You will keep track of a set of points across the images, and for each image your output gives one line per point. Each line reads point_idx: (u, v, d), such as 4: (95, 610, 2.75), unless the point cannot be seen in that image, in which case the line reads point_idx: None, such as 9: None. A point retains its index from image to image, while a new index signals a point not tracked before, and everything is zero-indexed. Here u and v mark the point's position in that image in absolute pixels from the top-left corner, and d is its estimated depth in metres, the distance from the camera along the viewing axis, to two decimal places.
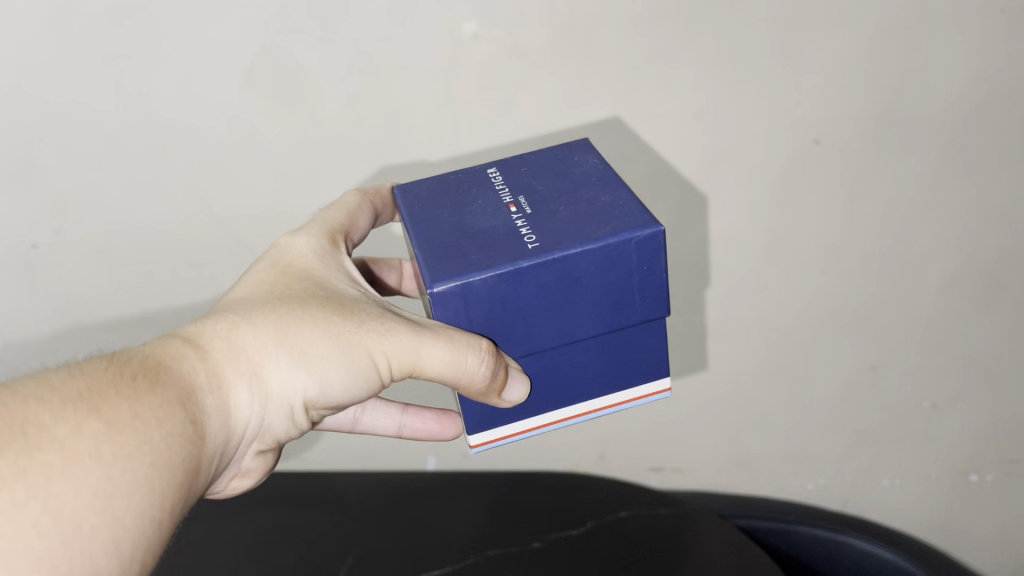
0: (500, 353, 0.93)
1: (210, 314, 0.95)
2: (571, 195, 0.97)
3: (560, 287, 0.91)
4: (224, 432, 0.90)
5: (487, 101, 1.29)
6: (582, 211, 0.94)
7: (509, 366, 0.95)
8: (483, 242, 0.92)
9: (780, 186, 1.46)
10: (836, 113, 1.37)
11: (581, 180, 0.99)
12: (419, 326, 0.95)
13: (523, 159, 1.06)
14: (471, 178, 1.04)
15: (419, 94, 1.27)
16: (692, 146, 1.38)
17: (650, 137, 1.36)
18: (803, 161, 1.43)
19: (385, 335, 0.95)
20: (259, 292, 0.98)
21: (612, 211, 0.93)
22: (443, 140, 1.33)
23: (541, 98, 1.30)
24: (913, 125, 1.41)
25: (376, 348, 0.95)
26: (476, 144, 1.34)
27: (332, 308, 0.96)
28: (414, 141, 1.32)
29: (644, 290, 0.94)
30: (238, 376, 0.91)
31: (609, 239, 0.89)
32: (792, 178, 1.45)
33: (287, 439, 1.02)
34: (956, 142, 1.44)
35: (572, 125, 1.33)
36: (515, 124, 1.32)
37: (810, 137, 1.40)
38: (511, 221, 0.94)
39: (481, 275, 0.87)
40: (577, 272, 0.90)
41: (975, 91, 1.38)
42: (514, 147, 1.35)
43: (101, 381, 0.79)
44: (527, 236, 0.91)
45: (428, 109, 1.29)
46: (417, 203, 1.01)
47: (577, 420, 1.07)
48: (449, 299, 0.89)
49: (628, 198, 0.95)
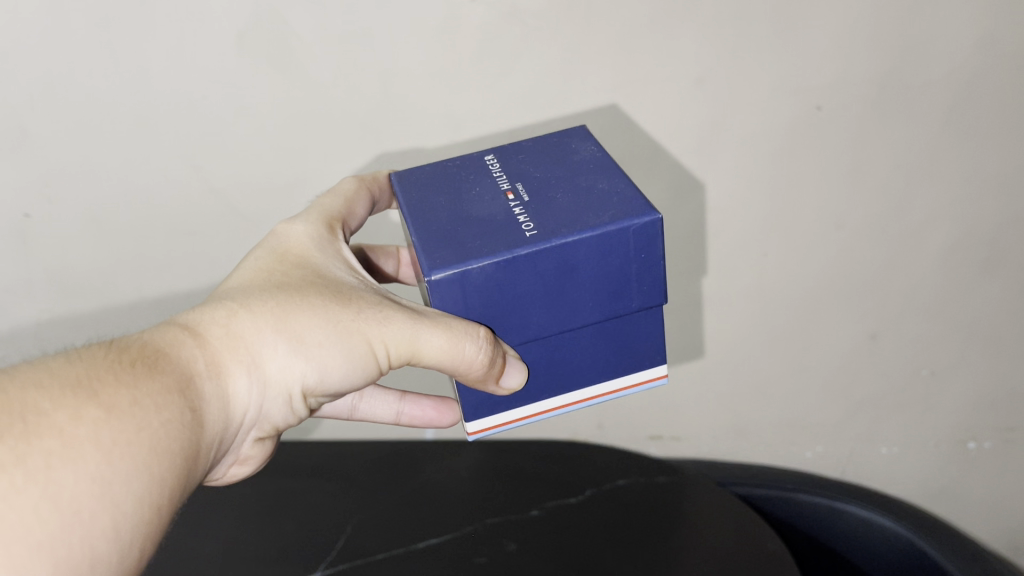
0: (500, 342, 0.93)
1: (206, 302, 0.96)
2: (569, 183, 0.97)
3: (559, 274, 0.91)
4: (224, 419, 0.91)
5: (486, 63, 1.28)
6: (581, 199, 0.94)
7: (509, 354, 0.96)
8: (482, 230, 0.92)
9: (779, 155, 1.46)
10: (842, 72, 1.36)
11: (580, 168, 0.99)
12: (420, 313, 0.95)
13: (521, 147, 1.07)
14: (468, 166, 1.04)
15: (413, 59, 1.27)
16: (691, 116, 1.38)
17: (662, 103, 1.36)
18: (799, 130, 1.43)
19: (388, 321, 0.96)
20: (258, 280, 0.99)
21: (610, 199, 0.93)
22: (442, 105, 1.32)
23: (545, 62, 1.30)
24: (916, 91, 1.40)
25: (378, 335, 0.96)
26: (473, 107, 1.33)
27: (333, 297, 0.97)
28: (410, 107, 1.32)
29: (640, 277, 0.95)
30: (236, 364, 0.92)
31: (607, 227, 0.89)
32: (792, 146, 1.45)
33: (286, 427, 1.03)
34: (959, 104, 1.42)
35: (575, 92, 1.33)
36: (517, 85, 1.32)
37: (811, 104, 1.39)
38: (510, 209, 0.94)
39: (480, 262, 0.87)
40: (575, 260, 0.90)
41: (979, 54, 1.36)
42: (520, 111, 1.35)
43: (101, 369, 0.80)
44: (525, 224, 0.92)
45: (426, 77, 1.29)
46: (415, 190, 1.01)
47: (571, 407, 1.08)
48: (448, 287, 0.89)
49: (626, 186, 0.95)
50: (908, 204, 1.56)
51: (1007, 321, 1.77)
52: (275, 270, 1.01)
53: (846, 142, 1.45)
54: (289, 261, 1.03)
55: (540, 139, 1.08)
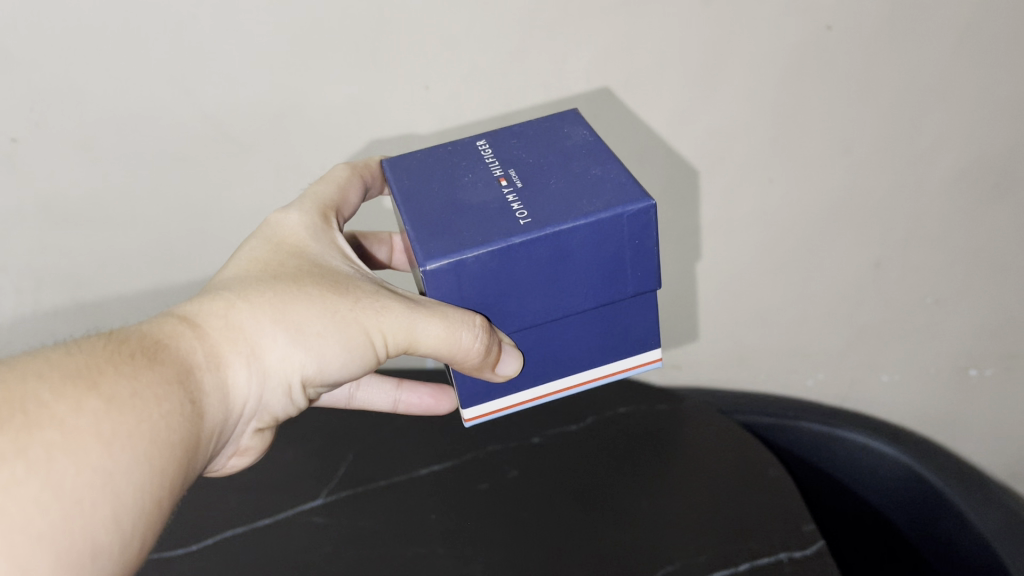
0: (496, 330, 0.94)
1: (203, 294, 0.96)
2: (562, 169, 0.98)
3: (553, 262, 0.92)
4: (222, 411, 0.92)
5: None
6: (575, 186, 0.95)
7: (505, 342, 0.96)
8: (477, 219, 0.92)
9: (784, 78, 1.44)
10: None
11: (573, 154, 1.00)
12: (416, 303, 0.96)
13: (514, 131, 1.07)
14: (461, 151, 1.05)
15: None
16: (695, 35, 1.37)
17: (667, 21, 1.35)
18: (808, 49, 1.42)
19: (384, 311, 0.97)
20: (253, 272, 1.00)
21: (604, 186, 0.94)
22: (445, 26, 1.30)
23: None
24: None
25: (374, 325, 0.96)
26: (476, 27, 1.31)
27: (329, 288, 0.97)
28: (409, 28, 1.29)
29: (634, 263, 0.96)
30: (234, 355, 0.92)
31: (601, 214, 0.90)
32: (796, 68, 1.44)
33: (286, 417, 1.04)
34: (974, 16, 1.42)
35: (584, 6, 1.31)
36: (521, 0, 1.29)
37: (820, 20, 1.38)
38: (504, 196, 0.95)
39: (475, 251, 0.88)
40: (570, 248, 0.91)
41: None
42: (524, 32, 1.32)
43: (100, 360, 0.81)
44: (520, 212, 0.92)
45: None
46: (409, 176, 1.02)
47: (564, 394, 1.09)
48: (443, 276, 0.90)
49: (619, 172, 0.96)
50: (916, 127, 1.56)
51: (1010, 247, 1.77)
52: (269, 261, 1.02)
53: (855, 57, 1.44)
54: (284, 252, 1.03)
55: (532, 123, 1.08)
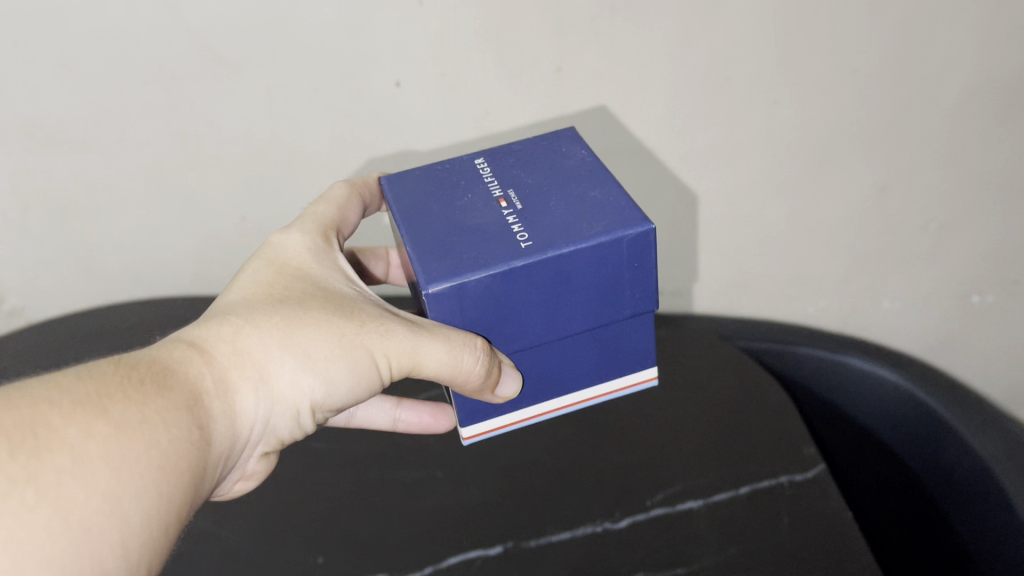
0: (495, 351, 0.97)
1: (209, 318, 0.97)
2: (562, 191, 1.00)
3: (555, 284, 0.94)
4: (230, 436, 0.92)
5: None
6: (573, 208, 0.97)
7: (504, 363, 0.99)
8: (478, 240, 0.94)
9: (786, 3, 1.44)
10: None
11: (572, 175, 1.02)
12: (419, 324, 0.98)
13: (511, 150, 1.10)
14: (462, 170, 1.07)
15: None
16: None
17: None
18: None
19: (387, 333, 0.99)
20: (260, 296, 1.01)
21: (603, 209, 0.96)
22: None
23: None
24: None
25: (378, 348, 0.98)
26: None
27: (334, 311, 0.99)
28: None
29: (633, 285, 0.98)
30: (245, 381, 0.93)
31: (601, 238, 0.92)
32: None
33: (291, 441, 1.05)
34: None
35: None
36: None
37: None
38: (504, 220, 0.97)
39: (477, 275, 0.90)
40: (570, 271, 0.93)
41: None
42: None
43: (111, 383, 0.82)
44: (520, 233, 0.94)
45: None
46: (410, 195, 1.04)
47: (561, 411, 1.12)
48: (445, 298, 0.92)
49: (618, 194, 0.98)
50: (927, 48, 1.53)
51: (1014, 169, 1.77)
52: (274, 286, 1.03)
53: None
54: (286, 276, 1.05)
55: (530, 144, 1.11)
